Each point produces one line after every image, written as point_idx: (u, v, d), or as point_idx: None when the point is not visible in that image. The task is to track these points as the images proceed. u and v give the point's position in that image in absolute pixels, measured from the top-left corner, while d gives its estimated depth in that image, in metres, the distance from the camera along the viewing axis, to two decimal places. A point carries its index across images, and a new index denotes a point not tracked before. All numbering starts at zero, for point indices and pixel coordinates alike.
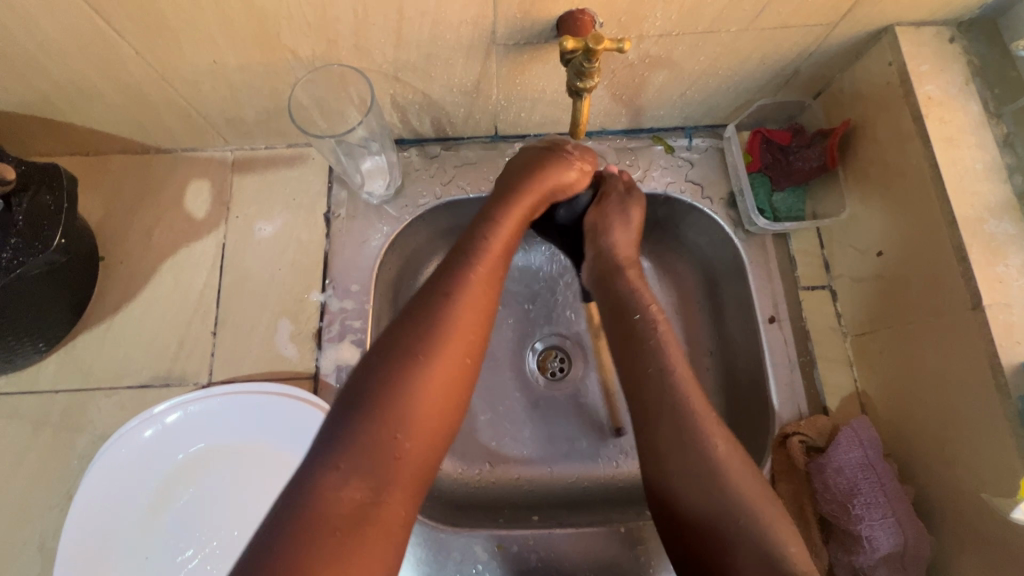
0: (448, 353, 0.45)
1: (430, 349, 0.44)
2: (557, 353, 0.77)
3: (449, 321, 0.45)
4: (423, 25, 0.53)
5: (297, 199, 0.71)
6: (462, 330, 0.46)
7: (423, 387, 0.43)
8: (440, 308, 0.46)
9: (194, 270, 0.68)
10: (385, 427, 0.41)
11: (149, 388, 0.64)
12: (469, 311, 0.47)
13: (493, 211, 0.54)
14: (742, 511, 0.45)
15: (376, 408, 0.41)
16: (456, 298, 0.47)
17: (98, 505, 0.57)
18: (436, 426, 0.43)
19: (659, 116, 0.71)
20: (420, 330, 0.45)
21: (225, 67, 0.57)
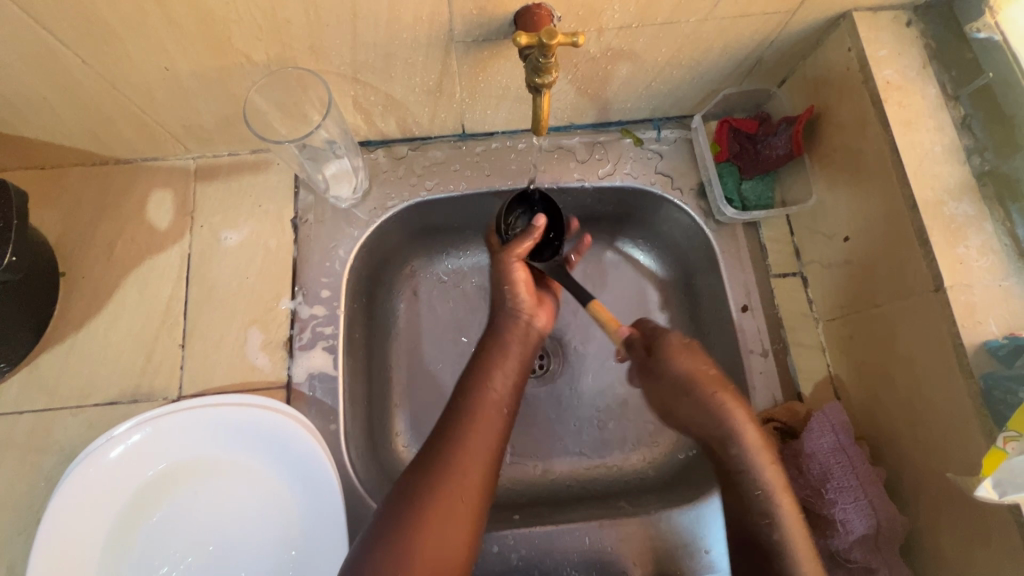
0: (447, 501, 0.49)
1: (428, 493, 0.49)
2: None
3: (444, 477, 0.49)
4: (377, 23, 0.52)
5: (264, 206, 0.70)
6: (461, 484, 0.50)
7: (426, 545, 0.46)
8: (438, 463, 0.50)
9: (159, 283, 0.67)
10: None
11: (116, 405, 0.62)
12: (464, 452, 0.51)
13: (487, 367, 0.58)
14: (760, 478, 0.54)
15: (384, 562, 0.45)
16: (454, 458, 0.51)
17: (66, 528, 0.56)
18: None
19: (626, 109, 0.71)
20: (420, 486, 0.49)
21: (179, 74, 0.56)
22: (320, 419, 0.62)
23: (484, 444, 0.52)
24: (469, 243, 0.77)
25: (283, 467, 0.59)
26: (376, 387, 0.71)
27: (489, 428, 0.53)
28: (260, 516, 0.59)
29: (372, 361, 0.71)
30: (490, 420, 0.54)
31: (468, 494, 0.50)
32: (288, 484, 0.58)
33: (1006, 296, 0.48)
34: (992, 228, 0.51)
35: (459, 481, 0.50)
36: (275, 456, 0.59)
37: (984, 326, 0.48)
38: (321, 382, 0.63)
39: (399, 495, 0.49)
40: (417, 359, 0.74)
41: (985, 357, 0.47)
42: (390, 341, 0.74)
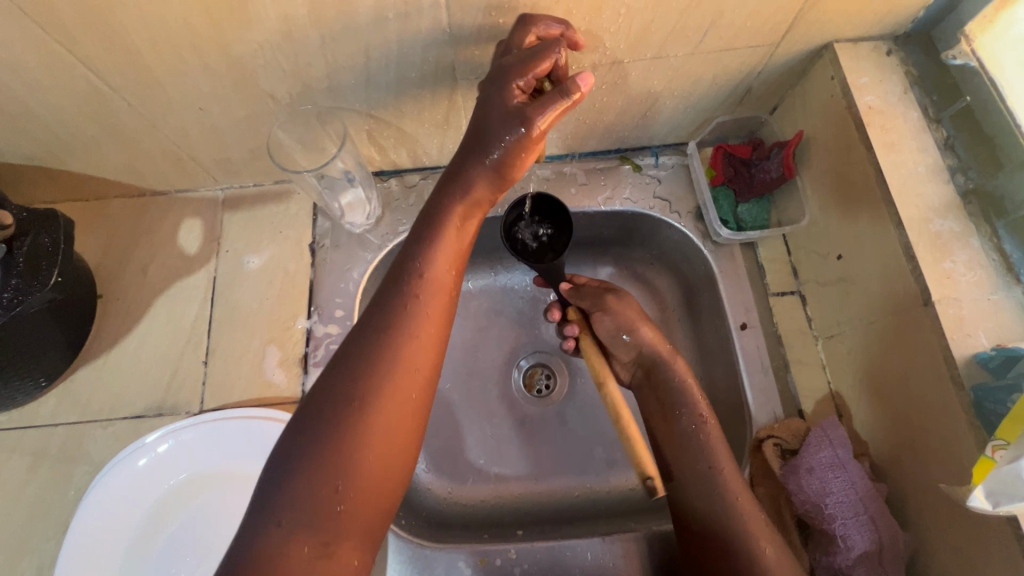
0: (385, 395, 0.46)
1: (369, 389, 0.46)
2: (543, 370, 0.79)
3: (388, 365, 0.47)
4: (389, 64, 0.57)
5: (284, 232, 0.75)
6: (400, 378, 0.47)
7: (364, 443, 0.44)
8: (376, 359, 0.47)
9: (187, 302, 0.72)
10: (332, 478, 0.43)
11: (142, 418, 0.66)
12: (400, 344, 0.48)
13: (413, 265, 0.52)
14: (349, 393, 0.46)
15: (315, 464, 0.43)
16: (396, 354, 0.48)
17: (93, 532, 0.59)
18: (382, 468, 0.45)
19: (624, 137, 0.75)
20: (353, 388, 0.46)
21: (211, 112, 0.62)
22: None
23: (426, 343, 0.49)
24: (476, 271, 0.81)
25: None
26: None
27: (429, 324, 0.50)
28: None
29: None
30: (430, 310, 0.50)
31: (410, 387, 0.47)
32: None
33: (995, 310, 0.49)
34: (978, 244, 0.52)
35: (399, 363, 0.47)
36: None
37: (974, 337, 0.49)
38: None
39: (329, 398, 0.46)
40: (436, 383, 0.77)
41: (976, 368, 0.48)
42: None
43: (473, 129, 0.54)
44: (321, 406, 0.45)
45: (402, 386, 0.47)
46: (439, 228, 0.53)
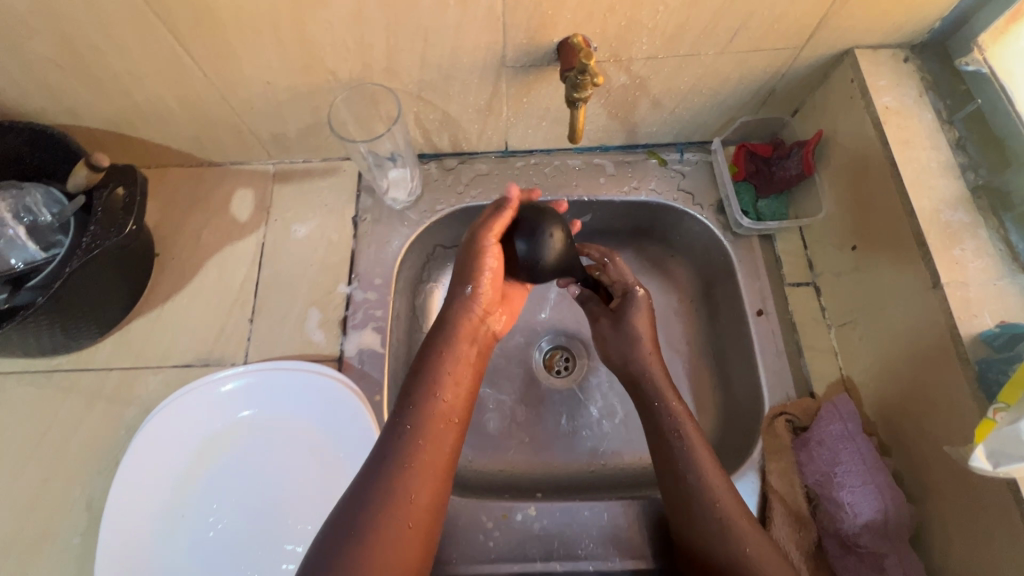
0: (406, 481, 0.52)
1: (385, 499, 0.51)
2: (563, 352, 0.83)
3: (383, 530, 0.50)
4: (443, 49, 0.63)
5: (330, 205, 0.80)
6: (413, 482, 0.53)
7: (382, 537, 0.50)
8: (397, 465, 0.53)
9: (236, 264, 0.77)
10: (360, 558, 0.48)
11: (191, 367, 0.71)
12: (404, 503, 0.52)
13: (425, 368, 0.60)
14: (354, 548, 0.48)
15: (345, 559, 0.48)
16: (415, 452, 0.54)
17: (149, 461, 0.64)
18: (410, 539, 0.51)
19: (652, 133, 0.80)
20: (376, 485, 0.52)
21: (276, 87, 0.67)
22: (366, 389, 0.69)
23: (433, 446, 0.55)
24: None
25: (334, 427, 0.66)
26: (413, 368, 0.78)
27: (436, 444, 0.55)
28: (311, 470, 0.65)
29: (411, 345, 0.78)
30: (432, 469, 0.54)
31: (427, 474, 0.54)
32: (337, 444, 0.65)
33: (1001, 294, 0.53)
34: (986, 234, 0.56)
35: (415, 453, 0.54)
36: (325, 417, 0.66)
37: (980, 318, 0.52)
38: (369, 357, 0.70)
39: (363, 493, 0.51)
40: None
41: (981, 345, 0.51)
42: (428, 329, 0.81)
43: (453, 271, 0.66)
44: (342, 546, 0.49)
45: (415, 474, 0.53)
46: (447, 335, 0.62)
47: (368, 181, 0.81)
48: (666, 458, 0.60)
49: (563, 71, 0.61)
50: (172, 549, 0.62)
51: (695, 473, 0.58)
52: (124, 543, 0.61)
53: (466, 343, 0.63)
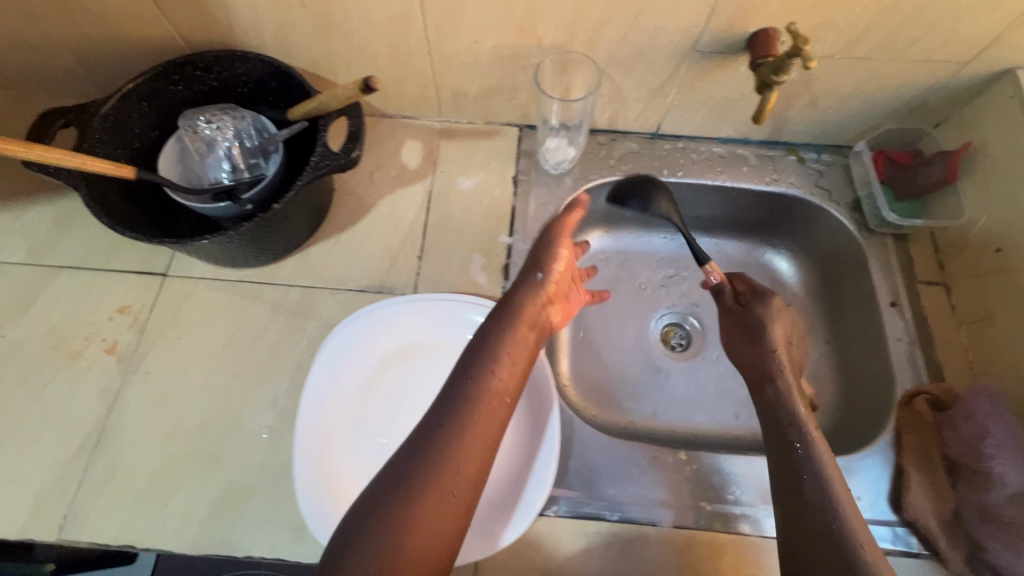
0: (456, 442, 0.53)
1: (434, 459, 0.52)
2: (679, 330, 0.94)
3: (427, 493, 0.50)
4: (647, 28, 0.69)
5: (492, 163, 0.87)
6: (454, 460, 0.52)
7: (427, 499, 0.50)
8: (442, 438, 0.53)
9: (406, 206, 0.83)
10: (397, 513, 0.49)
11: (365, 292, 0.77)
12: (455, 466, 0.52)
13: (488, 338, 0.61)
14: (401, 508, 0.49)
15: (390, 509, 0.49)
16: (458, 432, 0.54)
17: (335, 369, 0.69)
18: (453, 504, 0.51)
19: (796, 131, 0.86)
20: (427, 447, 0.53)
21: (481, 47, 0.74)
22: None
23: (490, 415, 0.56)
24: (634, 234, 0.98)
25: None
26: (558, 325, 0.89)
27: (492, 417, 0.56)
28: None
29: None
30: (481, 440, 0.54)
31: (481, 439, 0.54)
32: None
33: None
34: None
35: (469, 417, 0.55)
36: None
37: None
38: None
39: (410, 457, 0.53)
40: (588, 329, 0.91)
41: None
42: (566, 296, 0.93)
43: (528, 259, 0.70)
44: (387, 500, 0.50)
45: (466, 439, 0.54)
46: (508, 314, 0.63)
47: (526, 147, 0.88)
48: (788, 458, 0.62)
49: (755, 60, 0.68)
50: (358, 451, 0.67)
51: (812, 472, 0.59)
52: (315, 439, 0.65)
53: (528, 322, 0.63)
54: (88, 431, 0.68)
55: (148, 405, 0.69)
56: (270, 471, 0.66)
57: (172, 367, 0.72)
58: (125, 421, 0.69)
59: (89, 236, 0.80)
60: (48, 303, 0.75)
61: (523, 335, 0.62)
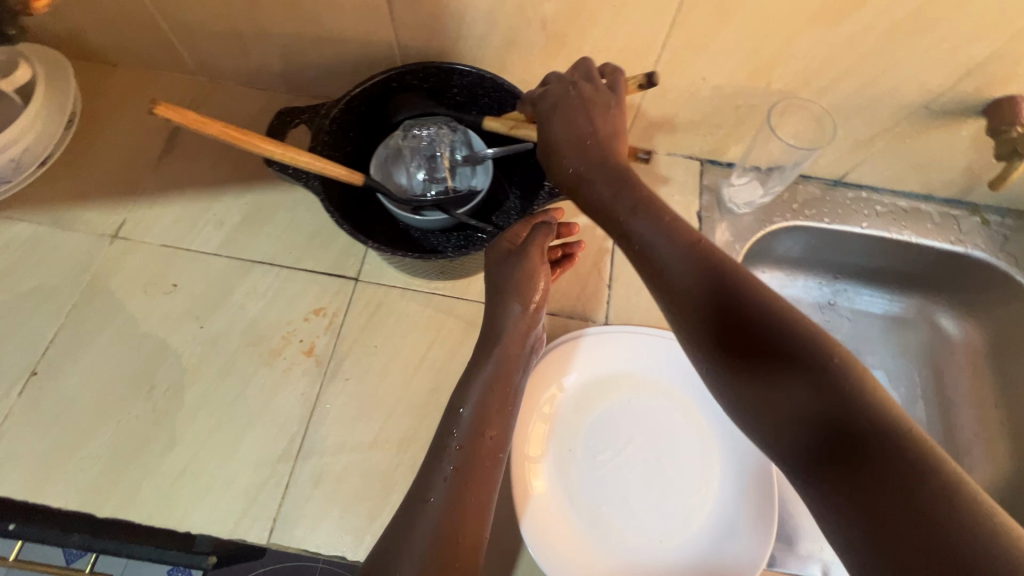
0: (464, 479, 0.51)
1: (437, 498, 0.50)
2: None
3: (447, 535, 0.47)
4: (888, 82, 0.69)
5: (675, 195, 0.86)
6: (445, 530, 0.48)
7: (450, 547, 0.47)
8: (465, 482, 0.51)
9: (592, 233, 0.83)
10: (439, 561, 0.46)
11: (557, 317, 0.77)
12: (462, 507, 0.50)
13: (474, 367, 0.60)
14: (410, 542, 0.47)
15: (431, 546, 0.46)
16: (452, 468, 0.52)
17: (539, 397, 0.68)
18: (469, 548, 0.47)
19: (986, 193, 0.85)
20: (460, 493, 0.50)
21: (705, 84, 0.74)
22: None
23: (489, 458, 0.54)
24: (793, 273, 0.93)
25: (703, 396, 0.70)
26: None
27: (489, 463, 0.54)
28: (680, 432, 0.69)
29: None
30: (477, 476, 0.52)
31: (478, 480, 0.52)
32: (707, 413, 0.69)
33: None
34: None
35: (479, 456, 0.53)
36: (700, 389, 0.70)
37: None
38: None
39: (452, 497, 0.50)
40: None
41: None
42: None
43: (497, 289, 0.64)
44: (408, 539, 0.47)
45: (471, 482, 0.51)
46: (494, 346, 0.61)
47: (709, 182, 0.88)
48: (705, 296, 0.44)
49: (994, 128, 0.69)
50: (567, 481, 0.66)
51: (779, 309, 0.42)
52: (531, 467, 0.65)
53: (518, 346, 0.61)
54: (290, 437, 0.67)
55: (349, 413, 0.69)
56: None
57: (370, 376, 0.71)
58: (327, 427, 0.68)
59: (280, 232, 0.80)
60: (243, 298, 0.75)
61: (514, 372, 0.60)
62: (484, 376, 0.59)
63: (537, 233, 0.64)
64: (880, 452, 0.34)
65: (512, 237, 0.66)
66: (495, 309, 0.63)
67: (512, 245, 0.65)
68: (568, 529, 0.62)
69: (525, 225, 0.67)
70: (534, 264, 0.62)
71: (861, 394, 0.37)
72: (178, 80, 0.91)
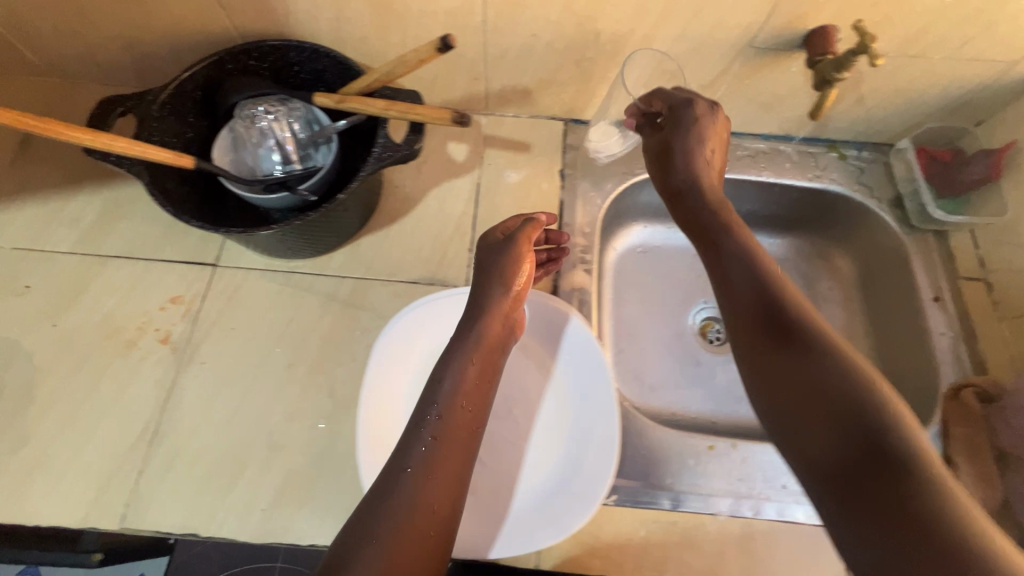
0: (442, 448, 0.50)
1: (416, 467, 0.49)
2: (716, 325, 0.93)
3: (419, 502, 0.46)
4: (707, 22, 0.70)
5: (538, 156, 0.87)
6: (422, 499, 0.47)
7: (418, 518, 0.46)
8: (438, 449, 0.50)
9: (454, 199, 0.84)
10: (402, 537, 0.44)
11: (417, 284, 0.78)
12: (434, 475, 0.49)
13: (462, 343, 0.59)
14: (384, 516, 0.45)
15: (398, 517, 0.45)
16: (429, 439, 0.51)
17: (389, 365, 0.69)
18: (436, 522, 0.46)
19: (838, 128, 0.87)
20: (429, 465, 0.49)
21: (538, 40, 0.75)
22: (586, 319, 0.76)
23: (464, 432, 0.53)
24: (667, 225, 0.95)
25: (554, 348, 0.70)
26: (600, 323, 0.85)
27: (462, 435, 0.52)
28: (533, 386, 0.71)
29: None
30: (450, 443, 0.51)
31: (453, 448, 0.51)
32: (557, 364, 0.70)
33: None
34: None
35: (455, 425, 0.52)
36: (552, 340, 0.70)
37: None
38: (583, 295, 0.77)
39: (427, 467, 0.49)
40: (632, 327, 0.92)
41: None
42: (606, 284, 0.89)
43: (482, 270, 0.64)
44: (378, 510, 0.45)
45: (446, 453, 0.50)
46: (472, 320, 0.60)
47: (572, 140, 0.89)
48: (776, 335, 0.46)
49: (811, 57, 0.69)
50: None
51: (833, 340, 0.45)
52: (385, 437, 0.65)
53: (500, 326, 0.60)
54: (145, 422, 0.68)
55: (205, 396, 0.69)
56: (331, 462, 0.67)
57: (227, 358, 0.72)
58: (182, 412, 0.68)
59: (137, 225, 0.80)
60: (99, 293, 0.75)
61: (491, 349, 0.59)
62: (467, 347, 0.58)
63: (525, 225, 0.65)
64: (876, 464, 0.37)
65: (506, 227, 0.67)
66: (480, 289, 0.62)
67: (503, 234, 0.66)
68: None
69: (513, 219, 0.68)
70: (523, 250, 0.63)
71: (883, 418, 0.39)
72: (34, 82, 0.89)
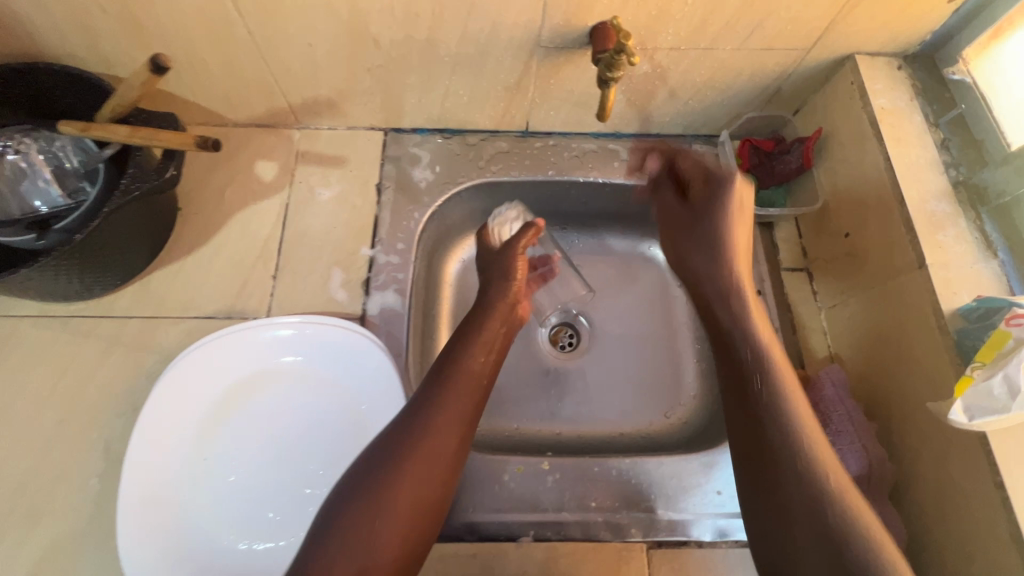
0: (441, 423, 0.53)
1: (405, 442, 0.52)
2: (569, 329, 0.89)
3: (403, 475, 0.50)
4: (484, 23, 0.66)
5: (354, 171, 0.82)
6: (406, 480, 0.50)
7: (400, 486, 0.50)
8: (427, 424, 0.53)
9: (259, 223, 0.78)
10: (407, 509, 0.50)
11: (212, 319, 0.72)
12: (428, 449, 0.52)
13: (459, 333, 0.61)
14: (369, 493, 0.49)
15: (377, 492, 0.49)
16: (427, 418, 0.53)
17: (165, 413, 0.63)
18: (428, 494, 0.51)
19: (664, 123, 0.85)
20: (421, 442, 0.52)
21: (316, 50, 0.70)
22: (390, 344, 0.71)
23: (464, 415, 0.55)
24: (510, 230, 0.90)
25: (355, 378, 0.67)
26: (429, 344, 0.81)
27: (458, 418, 0.55)
28: (330, 422, 0.66)
29: (428, 318, 0.82)
30: (464, 426, 0.54)
31: (450, 430, 0.53)
32: (357, 397, 0.67)
33: (978, 275, 0.60)
34: (965, 224, 0.63)
35: (453, 405, 0.54)
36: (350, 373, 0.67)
37: (959, 296, 0.59)
38: (391, 317, 0.73)
39: (407, 441, 0.52)
40: None
41: (960, 318, 0.58)
42: (441, 301, 0.85)
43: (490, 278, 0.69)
44: (381, 488, 0.50)
45: (441, 430, 0.53)
46: (472, 318, 0.63)
47: (391, 152, 0.84)
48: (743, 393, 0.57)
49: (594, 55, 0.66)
50: (201, 502, 0.62)
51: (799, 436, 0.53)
52: (149, 499, 0.60)
53: (506, 327, 0.65)
54: None
55: None
56: (99, 524, 0.61)
57: None
58: None
59: None
60: None
61: (483, 344, 0.61)
62: (462, 337, 0.61)
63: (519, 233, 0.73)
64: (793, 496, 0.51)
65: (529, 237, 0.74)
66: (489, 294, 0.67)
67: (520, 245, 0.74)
68: (198, 558, 0.59)
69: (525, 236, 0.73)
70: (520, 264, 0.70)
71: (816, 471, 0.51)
72: None
